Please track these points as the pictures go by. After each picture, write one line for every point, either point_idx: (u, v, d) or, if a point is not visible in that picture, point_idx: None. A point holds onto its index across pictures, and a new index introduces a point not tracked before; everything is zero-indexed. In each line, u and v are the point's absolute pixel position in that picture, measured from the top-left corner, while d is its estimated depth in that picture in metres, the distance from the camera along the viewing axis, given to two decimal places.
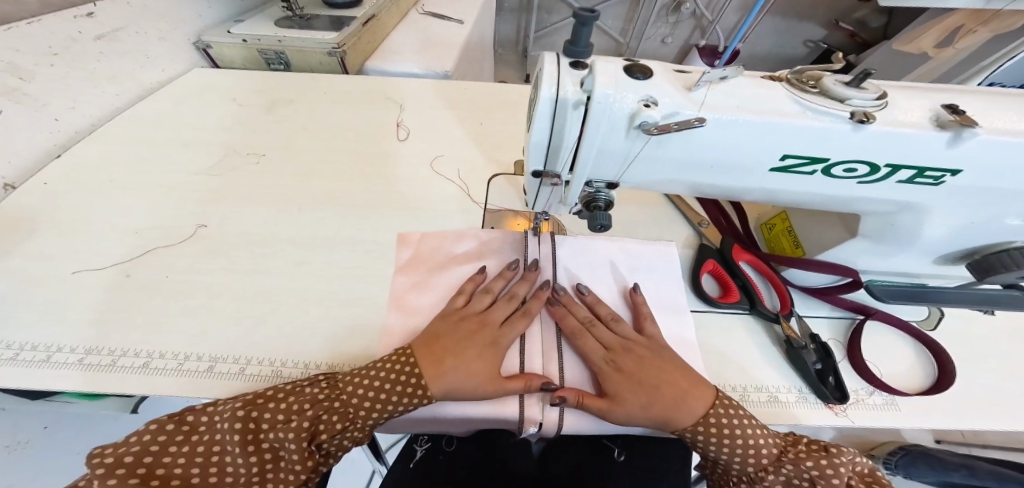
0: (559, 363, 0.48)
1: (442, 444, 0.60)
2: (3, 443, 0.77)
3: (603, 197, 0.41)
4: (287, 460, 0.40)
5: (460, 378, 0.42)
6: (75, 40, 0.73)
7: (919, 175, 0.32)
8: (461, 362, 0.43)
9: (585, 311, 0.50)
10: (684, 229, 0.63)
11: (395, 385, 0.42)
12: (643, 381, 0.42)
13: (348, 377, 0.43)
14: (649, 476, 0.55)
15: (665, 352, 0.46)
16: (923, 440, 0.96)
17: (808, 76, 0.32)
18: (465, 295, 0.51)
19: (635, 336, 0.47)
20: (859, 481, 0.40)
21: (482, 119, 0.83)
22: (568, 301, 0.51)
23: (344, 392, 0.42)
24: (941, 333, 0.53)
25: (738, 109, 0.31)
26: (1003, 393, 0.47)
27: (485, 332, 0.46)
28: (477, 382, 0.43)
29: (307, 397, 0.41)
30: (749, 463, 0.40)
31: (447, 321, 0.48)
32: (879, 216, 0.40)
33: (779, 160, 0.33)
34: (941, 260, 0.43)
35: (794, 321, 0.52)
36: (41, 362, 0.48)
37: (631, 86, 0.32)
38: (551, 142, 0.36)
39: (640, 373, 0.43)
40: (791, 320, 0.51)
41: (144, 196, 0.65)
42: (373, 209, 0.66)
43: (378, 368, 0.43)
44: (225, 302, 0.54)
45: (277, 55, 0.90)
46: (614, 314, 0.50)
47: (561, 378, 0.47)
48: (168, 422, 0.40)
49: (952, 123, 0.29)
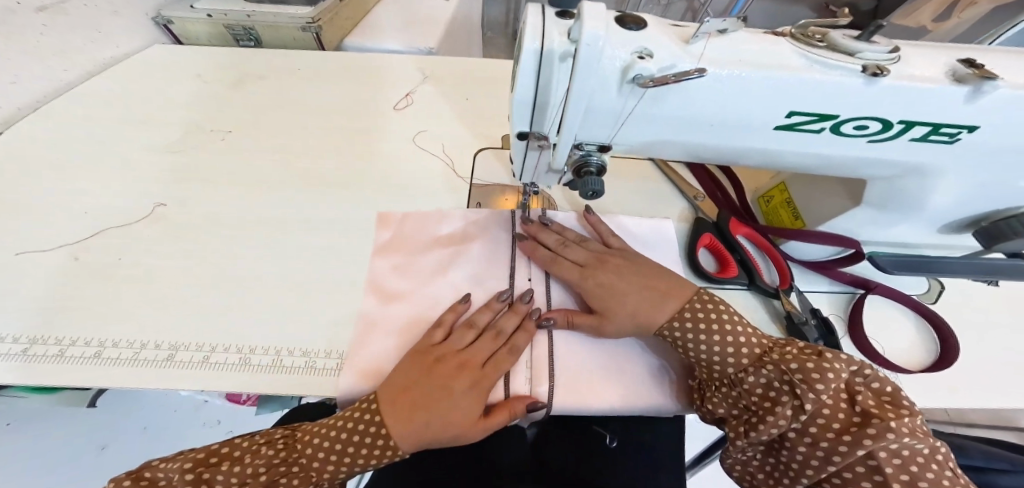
0: (549, 348, 0.46)
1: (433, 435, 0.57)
2: None
3: (595, 161, 0.38)
4: None
5: (436, 420, 0.38)
6: (13, 11, 0.65)
7: (934, 132, 0.29)
8: (435, 405, 0.39)
9: (552, 239, 0.52)
10: (680, 203, 0.60)
11: (361, 438, 0.38)
12: (621, 288, 0.44)
13: (307, 434, 0.40)
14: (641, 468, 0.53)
15: (638, 260, 0.48)
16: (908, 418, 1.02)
17: (814, 31, 0.29)
18: (443, 327, 0.46)
19: (604, 251, 0.50)
20: (868, 403, 0.34)
21: (466, 95, 0.79)
22: (534, 233, 0.54)
23: (301, 451, 0.38)
24: (941, 308, 0.51)
25: (737, 61, 0.29)
26: (1001, 369, 0.46)
27: (463, 373, 0.41)
28: (456, 430, 0.39)
29: (258, 461, 0.38)
30: (731, 361, 0.39)
31: (420, 349, 0.43)
32: (885, 183, 0.37)
33: (785, 118, 0.30)
34: (946, 230, 0.42)
35: (794, 296, 0.50)
36: None
37: (623, 36, 0.30)
38: (536, 100, 0.33)
39: (615, 282, 0.45)
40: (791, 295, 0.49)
41: (96, 176, 0.61)
42: (349, 189, 0.62)
43: (337, 426, 0.39)
44: (186, 287, 0.50)
45: (246, 31, 0.85)
46: (579, 237, 0.52)
47: (551, 363, 0.45)
48: (124, 479, 0.37)
49: (972, 77, 0.26)
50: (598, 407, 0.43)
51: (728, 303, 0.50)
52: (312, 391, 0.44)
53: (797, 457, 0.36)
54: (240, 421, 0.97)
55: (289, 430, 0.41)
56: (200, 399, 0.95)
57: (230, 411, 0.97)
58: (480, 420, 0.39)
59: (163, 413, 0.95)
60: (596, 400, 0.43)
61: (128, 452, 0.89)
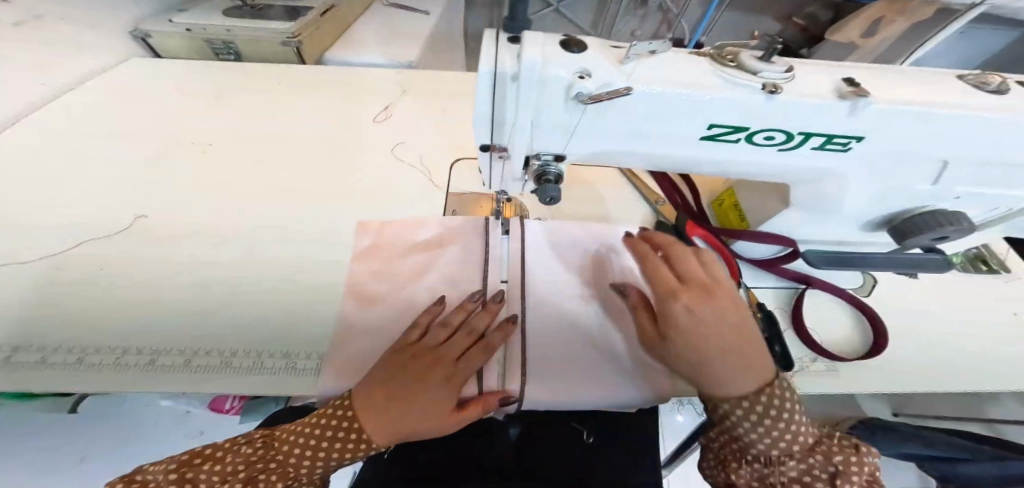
0: (521, 346, 0.49)
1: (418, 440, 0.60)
2: None
3: (553, 170, 0.42)
4: None
5: (409, 413, 0.41)
6: None
7: (830, 142, 0.34)
8: (410, 398, 0.41)
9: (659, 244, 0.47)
10: (642, 208, 0.65)
11: (338, 432, 0.40)
12: (701, 338, 0.38)
13: (285, 434, 0.42)
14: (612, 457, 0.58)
15: (727, 302, 0.40)
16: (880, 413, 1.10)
17: (727, 52, 0.34)
18: (421, 327, 0.48)
19: (692, 277, 0.42)
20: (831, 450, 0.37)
21: (443, 107, 0.83)
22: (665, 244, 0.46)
23: (280, 448, 0.41)
24: (875, 302, 0.56)
25: (664, 80, 0.33)
26: (925, 355, 0.51)
27: (438, 370, 0.43)
28: (428, 424, 0.41)
29: (240, 457, 0.40)
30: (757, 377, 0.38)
31: (402, 351, 0.45)
32: (805, 188, 0.42)
33: (706, 130, 0.35)
34: (865, 227, 0.46)
35: (744, 292, 0.53)
36: None
37: (565, 59, 0.34)
38: (493, 115, 0.37)
39: (705, 331, 0.38)
40: (741, 291, 0.53)
41: (76, 188, 0.62)
42: (328, 198, 0.65)
43: (314, 423, 0.41)
44: (166, 295, 0.52)
45: (226, 45, 0.87)
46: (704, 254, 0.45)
47: (523, 358, 0.49)
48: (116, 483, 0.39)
49: (850, 93, 0.31)
50: (568, 398, 0.47)
51: None
52: (291, 390, 0.46)
53: (789, 473, 0.36)
54: (222, 431, 0.93)
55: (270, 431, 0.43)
56: (183, 410, 0.93)
57: (214, 421, 0.94)
58: (451, 416, 0.42)
59: (147, 424, 0.94)
60: (566, 391, 0.47)
61: (109, 463, 0.89)
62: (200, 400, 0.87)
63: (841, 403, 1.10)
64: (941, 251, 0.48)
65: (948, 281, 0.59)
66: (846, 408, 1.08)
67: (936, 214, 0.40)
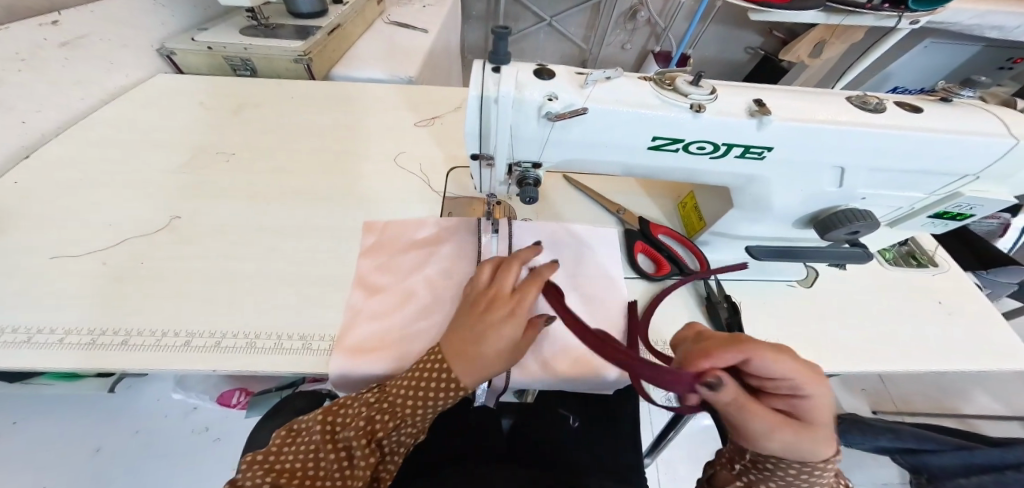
0: None
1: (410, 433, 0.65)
2: None
3: (532, 175, 0.50)
4: (356, 458, 0.41)
5: (491, 357, 0.41)
6: (40, 48, 0.77)
7: (747, 151, 0.42)
8: (492, 356, 0.41)
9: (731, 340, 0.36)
10: (607, 218, 0.73)
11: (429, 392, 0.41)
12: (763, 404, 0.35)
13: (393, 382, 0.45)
14: (594, 446, 0.66)
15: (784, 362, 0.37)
16: (861, 410, 1.20)
17: (667, 78, 0.42)
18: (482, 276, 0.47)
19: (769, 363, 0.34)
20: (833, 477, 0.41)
21: (439, 119, 0.91)
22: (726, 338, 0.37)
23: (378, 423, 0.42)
24: (816, 291, 0.64)
25: (615, 102, 0.41)
26: (857, 337, 0.59)
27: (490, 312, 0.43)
28: (504, 363, 0.42)
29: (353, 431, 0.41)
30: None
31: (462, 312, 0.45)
32: (740, 191, 0.50)
33: (651, 141, 0.43)
34: (799, 223, 0.53)
35: (714, 283, 0.63)
36: (22, 342, 0.53)
37: (537, 85, 0.42)
38: (481, 130, 0.45)
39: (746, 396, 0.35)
40: (712, 281, 0.62)
41: (114, 193, 0.70)
42: (337, 201, 0.73)
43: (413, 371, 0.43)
44: (198, 285, 0.60)
45: (244, 62, 0.96)
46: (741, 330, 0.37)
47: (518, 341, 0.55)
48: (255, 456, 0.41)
49: (756, 113, 0.39)
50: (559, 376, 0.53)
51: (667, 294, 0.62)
52: (308, 366, 0.53)
53: None
54: (230, 428, 0.99)
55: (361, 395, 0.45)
56: (191, 405, 1.00)
57: (220, 418, 1.00)
58: (530, 344, 0.43)
59: (158, 415, 0.98)
60: (557, 369, 0.53)
61: (117, 455, 0.92)
62: (210, 393, 0.94)
63: None
64: (863, 245, 0.55)
65: (881, 273, 0.67)
66: None
67: (847, 211, 0.48)
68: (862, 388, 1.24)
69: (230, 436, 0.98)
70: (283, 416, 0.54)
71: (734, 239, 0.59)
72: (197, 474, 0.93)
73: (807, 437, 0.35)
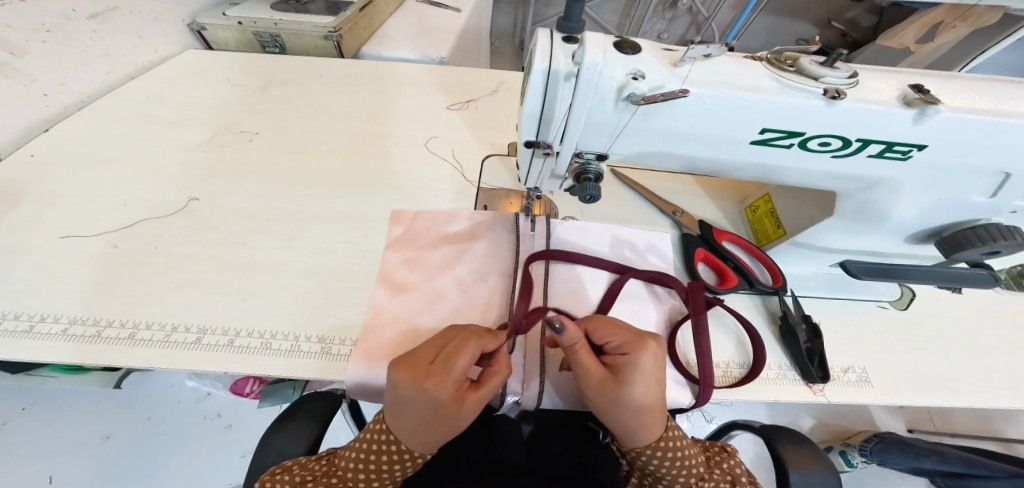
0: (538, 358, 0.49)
1: None
2: None
3: (593, 169, 0.42)
4: None
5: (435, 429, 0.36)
6: (67, 18, 0.71)
7: (888, 150, 0.35)
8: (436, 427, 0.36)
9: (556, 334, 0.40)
10: (661, 220, 0.63)
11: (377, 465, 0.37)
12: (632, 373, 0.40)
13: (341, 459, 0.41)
14: None
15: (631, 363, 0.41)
16: (895, 428, 1.05)
17: (786, 56, 0.34)
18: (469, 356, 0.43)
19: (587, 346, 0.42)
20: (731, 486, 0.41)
21: (474, 102, 0.84)
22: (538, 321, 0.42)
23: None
24: (913, 313, 0.55)
25: (719, 85, 0.33)
26: (964, 370, 0.50)
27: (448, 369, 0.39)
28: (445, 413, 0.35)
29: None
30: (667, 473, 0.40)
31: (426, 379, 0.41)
32: (853, 196, 0.42)
33: (759, 134, 0.35)
34: (912, 239, 0.46)
35: (790, 300, 0.54)
36: (23, 332, 0.48)
37: (620, 59, 0.34)
38: (542, 113, 0.37)
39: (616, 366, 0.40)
40: (786, 298, 0.53)
41: (133, 171, 0.65)
42: (366, 187, 0.66)
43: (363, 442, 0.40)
44: (213, 274, 0.54)
45: (272, 38, 0.90)
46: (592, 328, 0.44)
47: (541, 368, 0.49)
48: None
49: (917, 101, 0.32)
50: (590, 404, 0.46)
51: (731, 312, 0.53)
52: (328, 373, 0.47)
53: None
54: (241, 416, 0.95)
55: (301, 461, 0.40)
56: (203, 392, 0.96)
57: (231, 405, 0.96)
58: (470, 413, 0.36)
59: (167, 404, 0.95)
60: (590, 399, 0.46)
61: (130, 441, 0.90)
62: (223, 381, 0.90)
63: (860, 416, 1.08)
64: (988, 267, 0.46)
65: (988, 296, 0.57)
66: (864, 421, 1.06)
67: (991, 227, 0.40)
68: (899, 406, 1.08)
69: (239, 425, 0.94)
70: (294, 422, 0.44)
71: (824, 253, 0.51)
72: (205, 467, 0.89)
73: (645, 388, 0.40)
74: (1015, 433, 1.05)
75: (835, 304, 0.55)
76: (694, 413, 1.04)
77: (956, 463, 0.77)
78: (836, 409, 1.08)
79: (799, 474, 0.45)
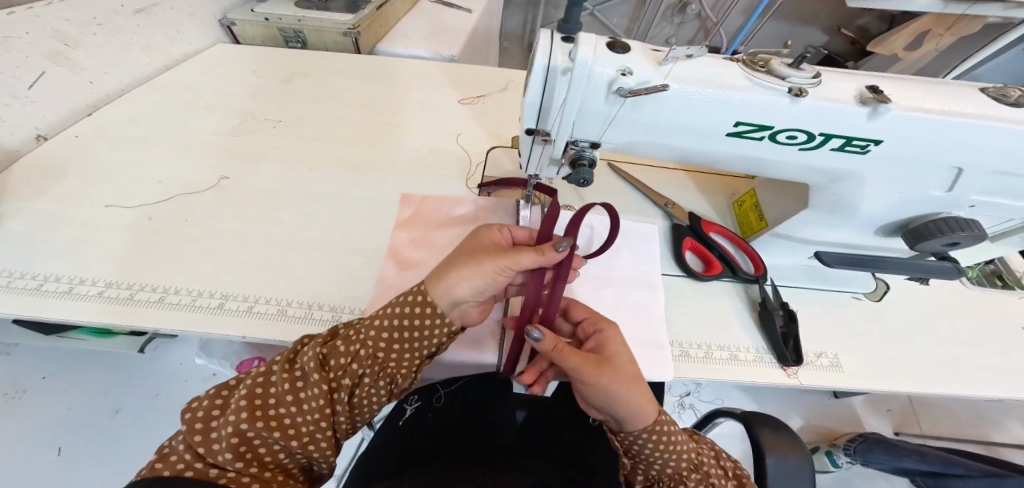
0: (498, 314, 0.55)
1: (431, 401, 0.61)
2: (8, 389, 0.92)
3: (588, 156, 0.46)
4: (310, 410, 0.36)
5: (457, 270, 0.38)
6: (116, 14, 0.78)
7: (848, 144, 0.38)
8: (460, 269, 0.38)
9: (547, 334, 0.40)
10: (651, 210, 0.67)
11: (409, 320, 0.39)
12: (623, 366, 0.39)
13: (352, 331, 0.41)
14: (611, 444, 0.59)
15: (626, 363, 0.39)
16: (881, 429, 1.08)
17: (760, 59, 0.38)
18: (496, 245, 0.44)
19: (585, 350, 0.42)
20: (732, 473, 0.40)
21: (483, 98, 0.88)
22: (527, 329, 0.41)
23: (338, 348, 0.39)
24: (886, 305, 0.58)
25: (697, 82, 0.37)
26: (930, 358, 0.53)
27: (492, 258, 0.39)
28: (484, 276, 0.38)
29: (309, 352, 0.38)
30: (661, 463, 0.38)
31: (464, 253, 0.41)
32: (824, 188, 0.45)
33: (733, 127, 0.39)
34: (882, 231, 0.49)
35: (768, 288, 0.58)
36: (63, 292, 0.53)
37: (610, 57, 0.38)
38: (542, 103, 0.41)
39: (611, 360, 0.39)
40: (766, 286, 0.57)
41: (165, 152, 0.70)
42: (377, 173, 0.71)
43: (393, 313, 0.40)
44: (236, 247, 0.59)
45: (296, 34, 0.95)
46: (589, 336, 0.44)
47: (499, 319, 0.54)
48: (241, 398, 0.35)
49: (871, 100, 0.35)
50: None
51: (713, 296, 0.57)
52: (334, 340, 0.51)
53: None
54: None
55: (337, 326, 0.43)
56: (211, 371, 1.01)
57: None
58: (488, 260, 0.38)
59: (179, 380, 1.00)
60: None
61: (142, 412, 0.96)
62: (231, 359, 0.93)
63: (848, 418, 1.10)
64: (953, 260, 0.49)
65: (961, 292, 0.60)
66: (852, 422, 1.09)
67: (950, 220, 0.43)
68: (886, 408, 1.11)
69: None
70: None
71: (801, 243, 0.54)
72: None
73: (630, 380, 0.38)
74: (1001, 438, 1.08)
75: (812, 293, 0.59)
76: (685, 411, 1.08)
77: (935, 462, 0.80)
78: (823, 410, 1.11)
79: (776, 458, 0.48)
